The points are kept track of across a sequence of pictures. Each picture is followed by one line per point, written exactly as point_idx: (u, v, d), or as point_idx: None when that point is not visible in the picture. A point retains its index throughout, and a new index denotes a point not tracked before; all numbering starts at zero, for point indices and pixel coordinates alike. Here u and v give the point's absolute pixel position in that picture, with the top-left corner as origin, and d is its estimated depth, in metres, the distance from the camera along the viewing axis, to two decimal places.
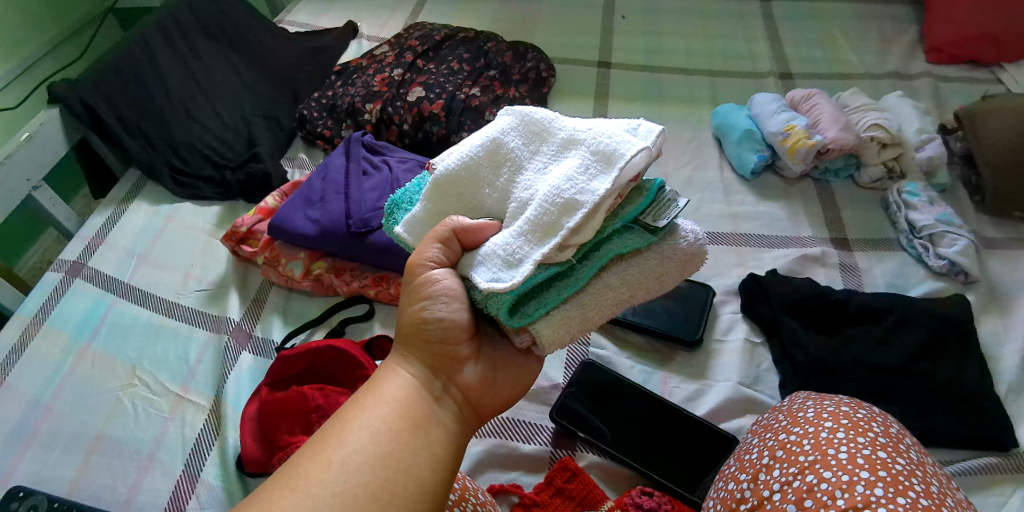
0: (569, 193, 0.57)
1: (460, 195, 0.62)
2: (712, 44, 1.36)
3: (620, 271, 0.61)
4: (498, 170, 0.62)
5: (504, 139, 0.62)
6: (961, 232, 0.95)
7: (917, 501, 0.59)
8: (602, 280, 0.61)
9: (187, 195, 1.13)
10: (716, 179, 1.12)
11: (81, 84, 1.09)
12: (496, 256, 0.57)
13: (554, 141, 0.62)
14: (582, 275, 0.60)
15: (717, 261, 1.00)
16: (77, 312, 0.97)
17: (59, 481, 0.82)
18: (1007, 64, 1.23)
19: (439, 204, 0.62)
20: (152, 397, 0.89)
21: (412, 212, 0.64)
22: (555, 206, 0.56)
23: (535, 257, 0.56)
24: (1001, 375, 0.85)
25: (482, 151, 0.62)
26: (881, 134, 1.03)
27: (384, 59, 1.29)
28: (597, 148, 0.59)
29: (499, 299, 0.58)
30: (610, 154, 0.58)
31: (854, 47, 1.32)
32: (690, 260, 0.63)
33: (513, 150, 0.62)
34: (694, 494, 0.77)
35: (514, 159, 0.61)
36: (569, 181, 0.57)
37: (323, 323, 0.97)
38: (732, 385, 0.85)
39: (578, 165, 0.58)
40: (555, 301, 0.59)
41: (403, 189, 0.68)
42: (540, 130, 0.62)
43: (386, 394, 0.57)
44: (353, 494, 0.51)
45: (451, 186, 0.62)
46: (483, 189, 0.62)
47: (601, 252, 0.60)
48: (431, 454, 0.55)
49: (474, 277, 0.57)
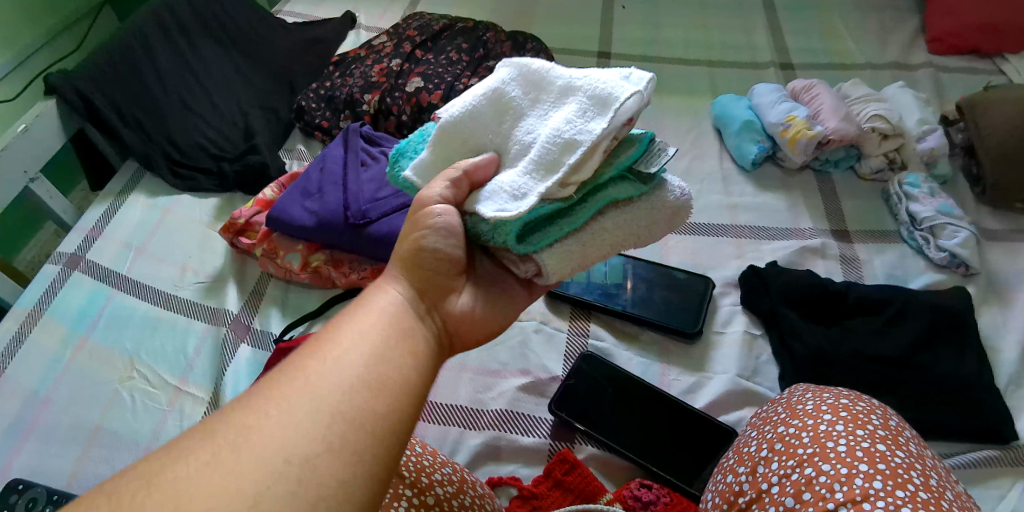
0: (570, 133, 0.56)
1: (464, 141, 0.61)
2: (711, 35, 1.35)
3: (614, 219, 0.61)
4: (500, 118, 0.61)
5: (505, 90, 0.60)
6: (962, 224, 0.95)
7: (916, 494, 0.58)
8: (597, 224, 0.61)
9: (184, 187, 1.13)
10: (715, 170, 1.12)
11: (77, 75, 1.09)
12: (503, 192, 0.56)
13: (552, 91, 0.61)
14: (583, 214, 0.59)
15: (716, 253, 1.00)
16: (75, 304, 0.97)
17: (58, 474, 0.82)
18: (1008, 54, 1.22)
19: (443, 149, 0.61)
20: (151, 389, 0.89)
21: (418, 157, 0.62)
22: (556, 145, 0.56)
23: (540, 191, 0.55)
24: (1001, 367, 0.85)
25: (483, 99, 0.60)
26: (882, 125, 1.03)
27: (382, 49, 1.28)
28: (592, 94, 0.58)
29: (505, 229, 0.57)
30: (606, 99, 0.57)
31: (855, 38, 1.31)
32: (676, 215, 0.64)
33: (513, 99, 0.60)
34: (693, 486, 0.77)
35: (515, 108, 0.60)
36: (569, 124, 0.57)
37: (321, 316, 0.96)
38: (731, 377, 0.85)
39: (577, 110, 0.58)
40: (558, 235, 0.59)
41: (407, 139, 0.67)
42: (539, 79, 0.61)
43: (376, 306, 0.54)
44: (345, 389, 0.46)
45: (456, 131, 0.61)
46: (485, 137, 0.61)
47: (598, 196, 0.60)
48: (419, 362, 0.52)
49: (480, 211, 0.56)
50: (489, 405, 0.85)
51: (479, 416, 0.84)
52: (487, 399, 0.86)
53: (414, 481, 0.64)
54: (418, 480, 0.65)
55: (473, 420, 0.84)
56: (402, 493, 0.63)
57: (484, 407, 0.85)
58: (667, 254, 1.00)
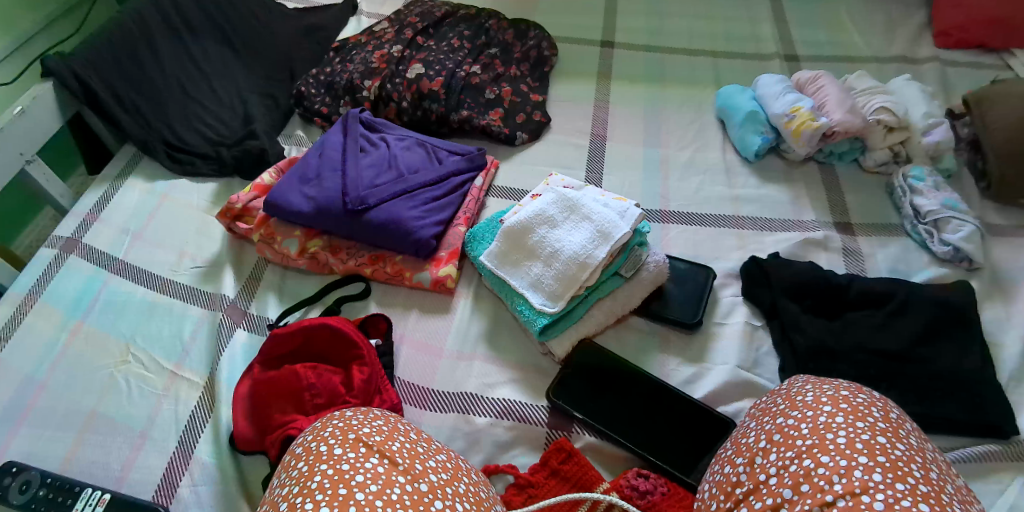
0: (583, 256, 0.85)
1: (522, 245, 0.90)
2: (716, 26, 1.34)
3: (604, 306, 0.88)
4: (545, 229, 0.89)
5: (547, 212, 0.90)
6: (967, 218, 0.94)
7: (916, 487, 0.58)
8: (591, 312, 0.88)
9: (182, 171, 1.12)
10: (719, 160, 1.11)
11: (74, 59, 1.09)
12: (542, 290, 0.87)
13: (579, 215, 0.89)
14: (581, 309, 0.87)
15: (718, 244, 0.99)
16: (71, 288, 0.96)
17: (51, 457, 0.81)
18: (1015, 49, 1.21)
19: (507, 247, 0.90)
20: (146, 374, 0.88)
21: (491, 248, 0.91)
22: (575, 264, 0.85)
23: (563, 296, 0.85)
24: (1003, 363, 0.84)
25: (533, 218, 0.90)
26: (888, 117, 1.02)
27: (383, 36, 1.27)
28: (600, 227, 0.87)
29: (535, 319, 0.86)
30: (608, 232, 0.86)
31: (861, 30, 1.30)
32: (656, 277, 0.89)
33: (551, 217, 0.90)
34: (689, 477, 0.76)
35: (552, 221, 0.89)
36: (583, 248, 0.86)
37: (318, 302, 0.96)
38: (731, 369, 0.84)
39: (589, 238, 0.86)
40: (567, 325, 0.87)
41: (478, 228, 0.97)
42: (571, 206, 0.90)
43: None
44: None
45: (516, 236, 0.90)
46: (538, 244, 0.89)
47: (596, 291, 0.88)
48: None
49: (529, 300, 0.87)
50: (487, 394, 0.84)
51: (477, 405, 0.83)
52: (485, 388, 0.85)
53: (407, 467, 0.63)
54: (411, 466, 0.64)
55: (471, 408, 0.83)
56: (396, 479, 0.61)
57: (482, 396, 0.84)
58: (668, 244, 0.99)
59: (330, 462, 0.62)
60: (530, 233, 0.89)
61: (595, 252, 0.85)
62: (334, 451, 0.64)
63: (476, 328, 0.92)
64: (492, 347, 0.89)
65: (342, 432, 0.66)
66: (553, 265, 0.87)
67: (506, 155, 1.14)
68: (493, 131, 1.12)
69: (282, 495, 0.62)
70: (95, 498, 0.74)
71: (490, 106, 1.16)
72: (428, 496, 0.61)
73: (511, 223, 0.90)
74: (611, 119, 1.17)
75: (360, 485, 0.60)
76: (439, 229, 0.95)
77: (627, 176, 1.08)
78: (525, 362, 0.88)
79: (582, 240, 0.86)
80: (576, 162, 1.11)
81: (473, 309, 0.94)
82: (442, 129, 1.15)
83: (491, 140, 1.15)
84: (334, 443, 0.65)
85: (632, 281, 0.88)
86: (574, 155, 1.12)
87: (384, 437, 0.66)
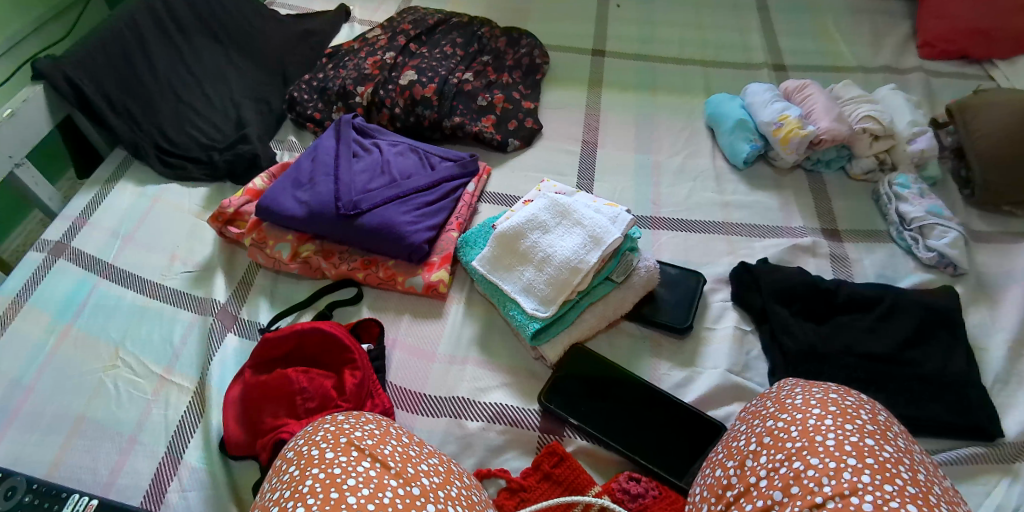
0: (575, 261, 0.86)
1: (514, 249, 0.90)
2: (706, 35, 1.36)
3: (596, 311, 0.89)
4: (535, 233, 0.90)
5: (539, 217, 0.91)
6: (951, 224, 0.95)
7: (904, 488, 0.58)
8: (583, 317, 0.88)
9: (174, 176, 1.12)
10: (708, 167, 1.12)
11: (66, 60, 1.07)
12: (534, 293, 0.87)
13: (570, 220, 0.90)
14: (572, 313, 0.88)
15: (708, 249, 1.00)
16: (59, 292, 0.95)
17: (38, 463, 0.80)
18: (998, 60, 1.23)
19: (500, 252, 0.91)
20: (135, 379, 0.88)
21: (483, 252, 0.92)
22: (566, 269, 0.86)
23: (553, 300, 0.86)
24: (989, 366, 0.85)
25: (525, 223, 0.90)
26: (873, 125, 1.03)
27: (376, 42, 1.27)
28: (592, 232, 0.87)
29: (528, 325, 0.86)
30: (600, 237, 0.87)
31: (848, 41, 1.32)
32: (648, 280, 0.90)
33: (544, 221, 0.90)
34: (681, 480, 0.76)
35: (544, 226, 0.90)
36: (575, 253, 0.86)
37: (310, 307, 0.95)
38: (721, 372, 0.85)
39: (580, 244, 0.87)
40: (558, 330, 0.87)
41: (471, 232, 0.97)
42: (563, 210, 0.91)
43: None
44: None
45: (509, 240, 0.90)
46: (530, 249, 0.89)
47: (587, 297, 0.88)
48: None
49: (523, 304, 0.87)
50: (480, 399, 0.85)
51: (470, 409, 0.83)
52: (478, 392, 0.85)
53: (400, 470, 0.63)
54: (404, 469, 0.64)
55: (464, 412, 0.83)
56: (388, 482, 0.61)
57: (475, 400, 0.84)
58: (659, 250, 1.00)
59: (322, 466, 0.62)
60: (523, 238, 0.90)
61: (587, 257, 0.86)
62: (326, 455, 0.64)
63: (468, 333, 0.92)
64: (484, 352, 0.90)
65: (334, 435, 0.66)
66: (545, 270, 0.87)
67: (499, 161, 1.14)
68: (485, 137, 1.13)
69: (274, 499, 0.62)
70: (82, 504, 0.73)
71: (483, 113, 1.17)
72: (421, 500, 0.61)
73: (505, 228, 0.91)
74: (603, 126, 1.19)
75: (351, 489, 0.60)
76: (432, 234, 0.96)
77: (619, 183, 1.09)
78: (517, 366, 0.88)
79: (574, 246, 0.87)
80: (568, 168, 1.12)
81: (465, 314, 0.94)
82: (435, 134, 1.16)
83: (484, 146, 1.16)
84: (326, 446, 0.65)
85: (625, 285, 0.89)
86: (567, 162, 1.13)
87: (376, 440, 0.66)
